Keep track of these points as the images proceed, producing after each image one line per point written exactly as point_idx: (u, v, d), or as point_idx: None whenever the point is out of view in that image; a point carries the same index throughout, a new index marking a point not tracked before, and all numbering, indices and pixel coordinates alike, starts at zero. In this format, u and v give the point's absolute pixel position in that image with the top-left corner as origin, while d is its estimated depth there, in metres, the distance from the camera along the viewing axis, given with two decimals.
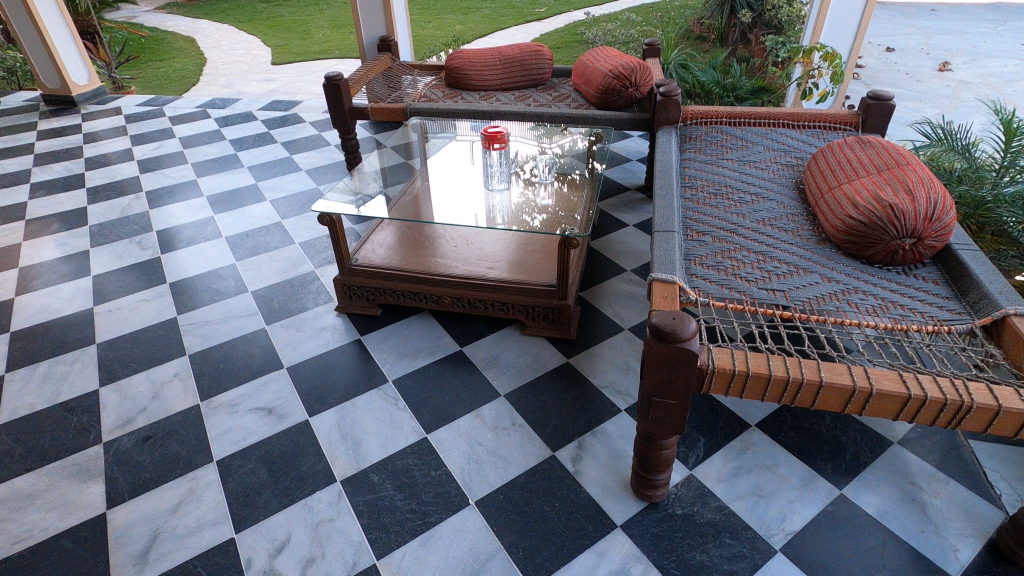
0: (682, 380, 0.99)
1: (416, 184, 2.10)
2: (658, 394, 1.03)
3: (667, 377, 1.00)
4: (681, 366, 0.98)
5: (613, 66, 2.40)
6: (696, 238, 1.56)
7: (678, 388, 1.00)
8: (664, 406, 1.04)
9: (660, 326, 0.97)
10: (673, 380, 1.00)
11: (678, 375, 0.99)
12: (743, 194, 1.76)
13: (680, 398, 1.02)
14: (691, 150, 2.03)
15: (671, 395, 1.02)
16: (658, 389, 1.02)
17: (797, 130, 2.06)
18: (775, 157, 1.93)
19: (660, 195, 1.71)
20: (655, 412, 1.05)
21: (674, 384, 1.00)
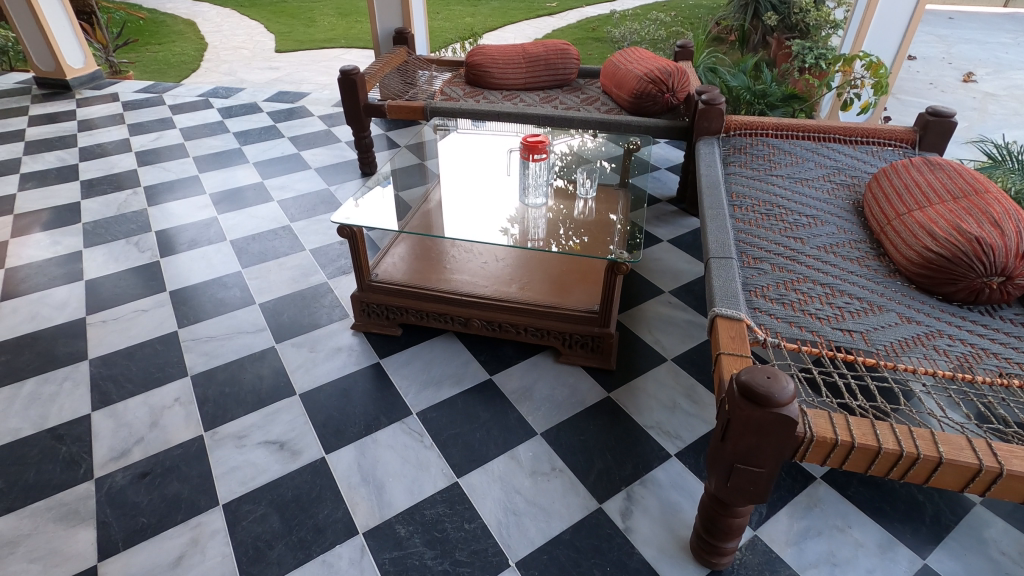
0: (773, 448, 0.86)
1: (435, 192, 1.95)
2: (740, 460, 0.89)
3: (755, 443, 0.86)
4: (776, 433, 0.84)
5: (648, 69, 2.26)
6: (754, 265, 1.42)
7: (767, 456, 0.87)
8: (745, 474, 0.90)
9: (754, 385, 0.83)
10: (763, 446, 0.86)
11: (770, 442, 0.85)
12: (798, 216, 1.62)
13: (767, 466, 0.89)
14: (735, 164, 1.89)
15: (757, 461, 0.88)
16: (741, 454, 0.89)
17: (849, 146, 1.92)
18: (829, 175, 1.80)
19: (710, 215, 1.57)
20: (734, 479, 0.92)
21: (763, 452, 0.87)
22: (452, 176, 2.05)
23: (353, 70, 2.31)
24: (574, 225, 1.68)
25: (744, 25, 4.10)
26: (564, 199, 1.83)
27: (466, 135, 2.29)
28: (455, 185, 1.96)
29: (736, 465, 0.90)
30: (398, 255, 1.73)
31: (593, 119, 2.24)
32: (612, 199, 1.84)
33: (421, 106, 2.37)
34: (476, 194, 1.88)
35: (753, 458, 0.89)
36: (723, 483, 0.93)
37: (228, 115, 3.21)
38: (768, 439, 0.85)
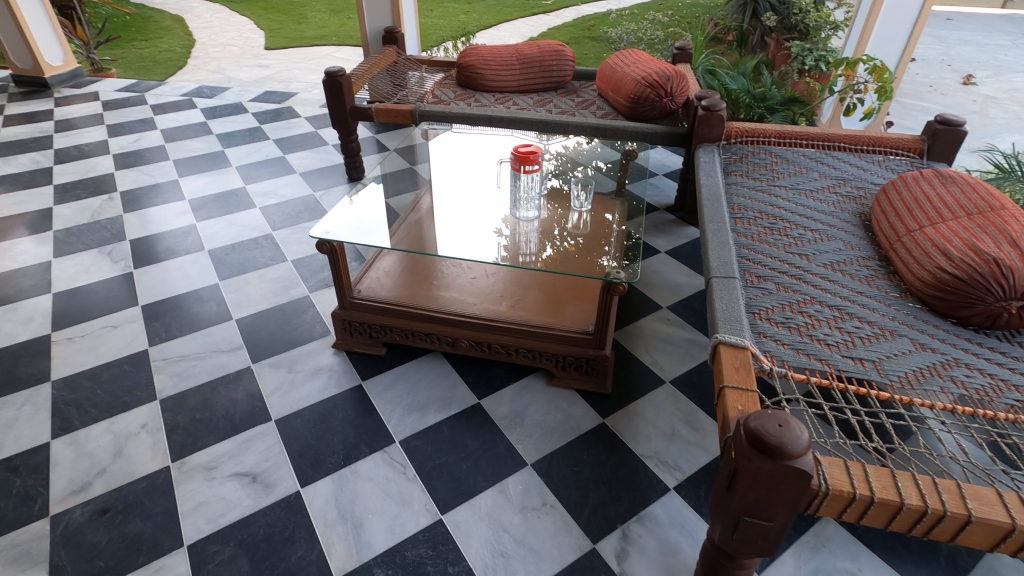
0: (785, 501, 0.78)
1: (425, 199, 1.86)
2: (748, 512, 0.81)
3: (764, 496, 0.78)
4: (789, 486, 0.76)
5: (646, 73, 2.17)
6: (758, 284, 1.34)
7: (779, 510, 0.79)
8: (753, 526, 0.83)
9: (764, 434, 0.75)
10: (773, 499, 0.78)
11: (781, 495, 0.78)
12: (803, 230, 1.54)
13: (777, 519, 0.81)
14: (736, 174, 1.81)
15: (767, 514, 0.81)
16: (749, 507, 0.81)
17: (855, 155, 1.85)
18: (834, 186, 1.72)
19: (712, 229, 1.49)
20: (740, 531, 0.84)
21: (773, 505, 0.79)
22: (443, 183, 1.96)
23: (338, 71, 2.21)
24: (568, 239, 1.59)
25: (743, 25, 4.01)
26: (558, 210, 1.74)
27: (457, 139, 2.20)
28: (445, 193, 1.87)
29: (742, 517, 0.82)
30: (382, 269, 1.64)
31: (589, 124, 2.15)
32: (609, 209, 1.76)
33: (409, 109, 2.27)
34: (466, 204, 1.79)
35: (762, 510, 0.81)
36: (728, 535, 0.85)
37: (212, 116, 3.10)
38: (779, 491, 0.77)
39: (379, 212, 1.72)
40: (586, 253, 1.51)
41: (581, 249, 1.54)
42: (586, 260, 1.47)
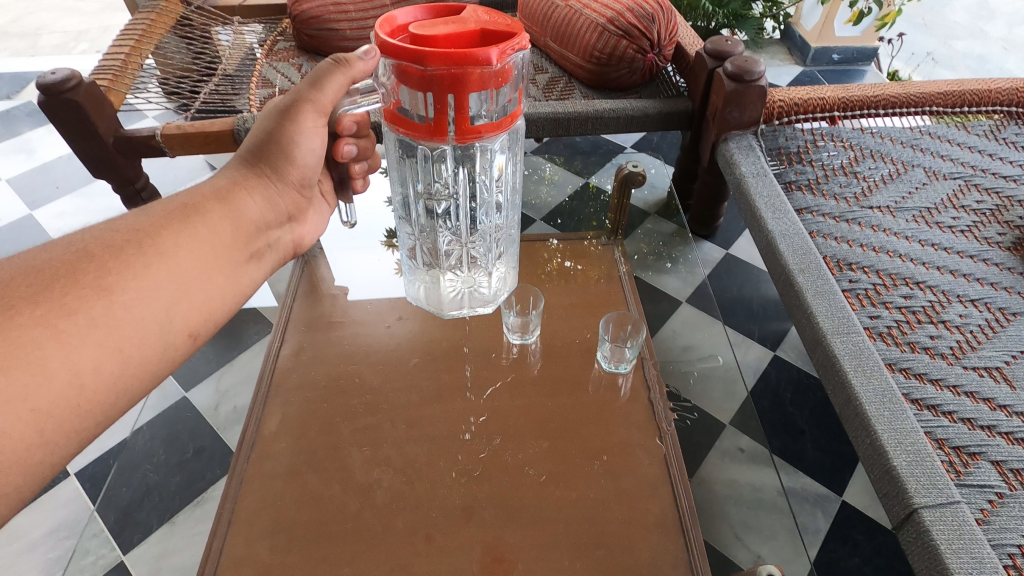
0: (183, 246, 0.58)
1: (330, 320, 1.11)
2: (219, 321, 0.62)
3: (171, 208, 0.60)
4: (284, 191, 0.72)
5: (614, 11, 1.35)
6: (975, 479, 0.74)
7: (184, 293, 0.57)
8: (178, 346, 0.57)
9: (347, 141, 0.77)
10: (185, 233, 0.59)
11: (257, 209, 0.68)
12: (961, 310, 0.94)
13: (154, 301, 0.55)
14: (804, 187, 1.13)
15: (157, 282, 0.55)
16: (110, 283, 0.52)
17: (956, 126, 1.23)
18: (956, 195, 1.11)
19: (844, 355, 0.84)
20: (78, 345, 0.49)
21: (191, 236, 0.60)
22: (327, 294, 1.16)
23: (65, 81, 1.17)
24: (580, 411, 0.95)
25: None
26: (556, 348, 1.04)
27: None
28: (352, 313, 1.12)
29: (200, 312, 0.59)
30: (298, 366, 1.03)
31: (541, 114, 1.30)
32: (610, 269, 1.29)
33: (224, 129, 1.27)
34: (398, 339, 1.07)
35: (65, 275, 0.50)
36: (113, 309, 0.51)
37: None
38: (253, 201, 0.68)
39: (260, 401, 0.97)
40: (622, 448, 0.90)
41: (607, 440, 0.91)
42: (631, 482, 0.86)
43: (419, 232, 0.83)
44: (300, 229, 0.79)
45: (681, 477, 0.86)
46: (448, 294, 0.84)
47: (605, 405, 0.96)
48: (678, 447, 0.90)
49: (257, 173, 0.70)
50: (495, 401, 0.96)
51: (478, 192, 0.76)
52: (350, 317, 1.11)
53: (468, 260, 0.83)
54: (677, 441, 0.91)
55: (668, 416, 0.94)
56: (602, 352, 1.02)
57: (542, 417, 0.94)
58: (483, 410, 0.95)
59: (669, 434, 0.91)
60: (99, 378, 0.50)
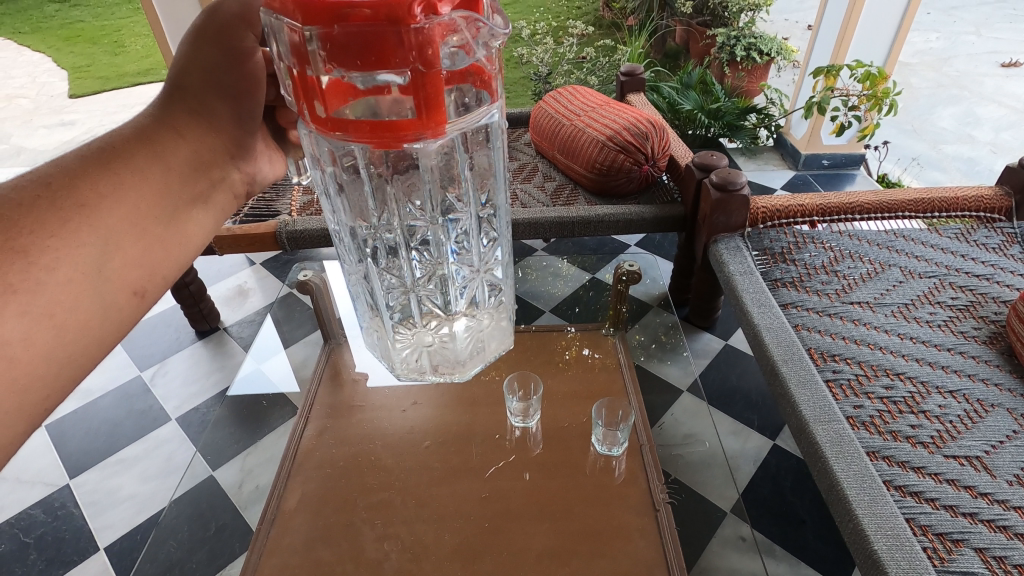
0: (117, 190, 0.44)
1: (350, 400, 1.21)
2: (168, 279, 0.49)
3: (87, 153, 0.45)
4: (215, 137, 0.50)
5: (612, 130, 1.54)
6: (958, 566, 0.77)
7: (117, 247, 0.44)
8: (120, 305, 0.45)
9: None
10: (113, 181, 0.44)
11: (189, 149, 0.49)
12: (940, 400, 1.00)
13: (80, 262, 0.42)
14: (788, 284, 1.23)
15: (90, 239, 0.42)
16: (26, 243, 0.39)
17: (928, 230, 1.35)
18: (931, 292, 1.20)
19: (826, 443, 0.90)
20: (5, 318, 0.37)
21: (123, 191, 0.45)
22: (347, 379, 1.27)
23: None
24: (579, 493, 1.00)
25: (648, 19, 2.54)
26: (559, 432, 1.11)
27: None
28: (369, 392, 1.22)
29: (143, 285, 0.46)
30: (321, 446, 1.11)
31: (548, 218, 1.45)
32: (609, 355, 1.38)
33: (269, 231, 1.45)
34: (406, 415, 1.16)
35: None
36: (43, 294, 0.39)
37: None
38: (183, 142, 0.49)
39: (281, 476, 1.05)
40: (620, 532, 0.94)
41: (605, 523, 0.96)
42: (628, 565, 0.90)
43: (372, 274, 0.52)
44: (260, 171, 0.56)
45: (677, 560, 0.89)
46: (414, 362, 0.54)
47: (603, 488, 1.01)
48: (674, 531, 0.93)
49: (180, 109, 0.48)
50: (500, 482, 1.02)
51: (455, 194, 0.47)
52: (367, 397, 1.21)
53: (434, 308, 0.53)
54: (673, 524, 0.95)
55: (663, 500, 0.98)
56: (596, 435, 1.09)
57: (543, 499, 0.99)
58: (491, 492, 1.01)
59: (666, 518, 0.95)
60: (33, 367, 0.39)
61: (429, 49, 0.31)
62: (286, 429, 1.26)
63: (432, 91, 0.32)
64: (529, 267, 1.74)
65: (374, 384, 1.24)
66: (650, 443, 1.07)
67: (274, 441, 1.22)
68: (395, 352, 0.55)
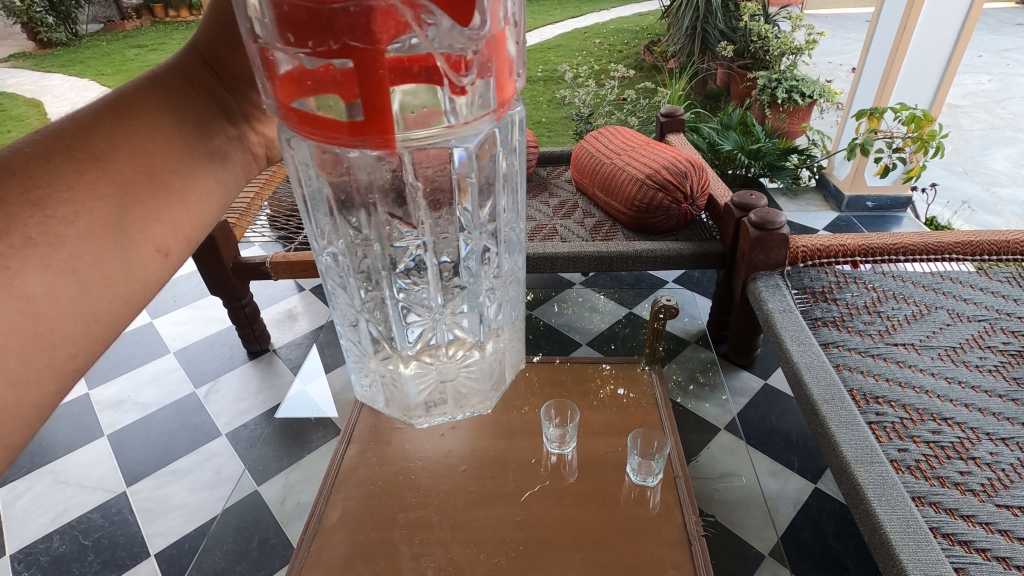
0: (123, 144, 0.41)
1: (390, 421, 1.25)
2: (193, 244, 0.44)
3: (102, 105, 0.42)
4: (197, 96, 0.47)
5: (652, 169, 1.58)
6: None
7: (136, 191, 0.40)
8: (146, 263, 0.40)
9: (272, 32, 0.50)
10: (121, 135, 0.41)
11: (197, 105, 0.47)
12: (992, 447, 0.97)
13: (103, 210, 0.38)
14: (830, 323, 1.22)
15: (103, 194, 0.38)
16: (42, 194, 0.36)
17: (977, 274, 1.33)
18: (981, 336, 1.17)
19: (868, 486, 0.88)
20: (20, 269, 0.33)
21: (139, 141, 0.42)
22: None
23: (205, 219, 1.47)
24: (612, 523, 1.01)
25: (690, 61, 2.64)
26: (594, 463, 1.13)
27: None
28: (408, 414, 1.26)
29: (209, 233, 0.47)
30: (363, 464, 1.14)
31: (587, 252, 1.49)
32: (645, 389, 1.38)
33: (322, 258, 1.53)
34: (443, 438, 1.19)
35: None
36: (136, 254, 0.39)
37: None
38: (190, 99, 0.46)
39: (323, 490, 1.09)
40: (651, 565, 0.94)
41: (635, 555, 0.96)
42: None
43: (365, 292, 0.42)
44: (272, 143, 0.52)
45: None
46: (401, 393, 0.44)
47: (636, 521, 1.02)
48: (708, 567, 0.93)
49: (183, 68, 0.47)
50: (534, 508, 1.04)
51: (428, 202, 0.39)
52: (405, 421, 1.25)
53: (430, 331, 0.44)
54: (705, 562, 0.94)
55: (697, 536, 0.97)
56: (631, 465, 1.09)
57: (573, 526, 1.01)
58: (526, 518, 1.02)
59: (699, 553, 0.95)
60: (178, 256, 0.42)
61: (382, 38, 0.25)
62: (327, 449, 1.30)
63: (385, 88, 0.26)
64: (565, 302, 1.77)
65: None
66: (686, 478, 1.07)
67: (317, 460, 1.25)
68: (376, 390, 0.45)
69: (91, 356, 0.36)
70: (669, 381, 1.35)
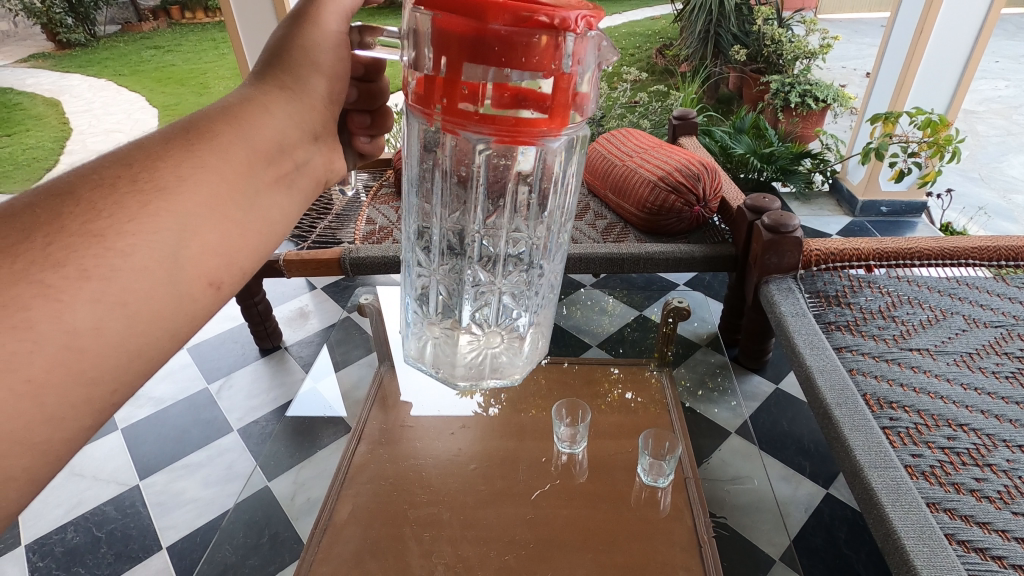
0: (186, 176, 0.37)
1: (400, 419, 1.26)
2: (247, 272, 0.42)
3: (171, 132, 0.39)
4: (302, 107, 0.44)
5: (664, 171, 1.58)
6: None
7: (198, 215, 0.37)
8: (194, 296, 0.37)
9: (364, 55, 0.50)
10: (188, 164, 0.38)
11: (276, 127, 0.43)
12: (1008, 454, 0.95)
13: (159, 243, 0.35)
14: (843, 327, 1.21)
15: (161, 228, 0.35)
16: (101, 227, 0.33)
17: (994, 280, 1.31)
18: (998, 341, 1.16)
19: (883, 493, 0.88)
20: (69, 302, 0.31)
21: (206, 172, 0.38)
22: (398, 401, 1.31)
23: None
24: (621, 523, 1.01)
25: (703, 66, 2.44)
26: (603, 464, 1.12)
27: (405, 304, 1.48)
28: (417, 413, 1.27)
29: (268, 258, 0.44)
30: (373, 462, 1.15)
31: (598, 254, 1.48)
32: None
33: (335, 257, 1.54)
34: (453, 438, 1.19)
35: (25, 221, 0.32)
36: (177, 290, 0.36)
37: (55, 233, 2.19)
38: (269, 119, 0.42)
39: (333, 487, 1.10)
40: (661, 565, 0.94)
41: (644, 555, 0.96)
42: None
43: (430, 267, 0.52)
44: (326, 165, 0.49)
45: None
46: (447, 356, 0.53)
47: (646, 522, 1.02)
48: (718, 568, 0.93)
49: (270, 82, 0.43)
50: (544, 507, 1.04)
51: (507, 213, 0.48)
52: (415, 420, 1.25)
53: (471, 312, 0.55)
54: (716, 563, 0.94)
55: (708, 537, 0.97)
56: (643, 465, 1.10)
57: (583, 525, 1.01)
58: (535, 517, 1.02)
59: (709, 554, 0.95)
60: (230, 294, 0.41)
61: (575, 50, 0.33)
62: (338, 446, 1.30)
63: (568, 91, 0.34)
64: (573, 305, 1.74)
65: (420, 407, 1.29)
66: (697, 480, 1.07)
67: (327, 457, 1.26)
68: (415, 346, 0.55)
69: (129, 390, 0.35)
70: (680, 386, 1.34)
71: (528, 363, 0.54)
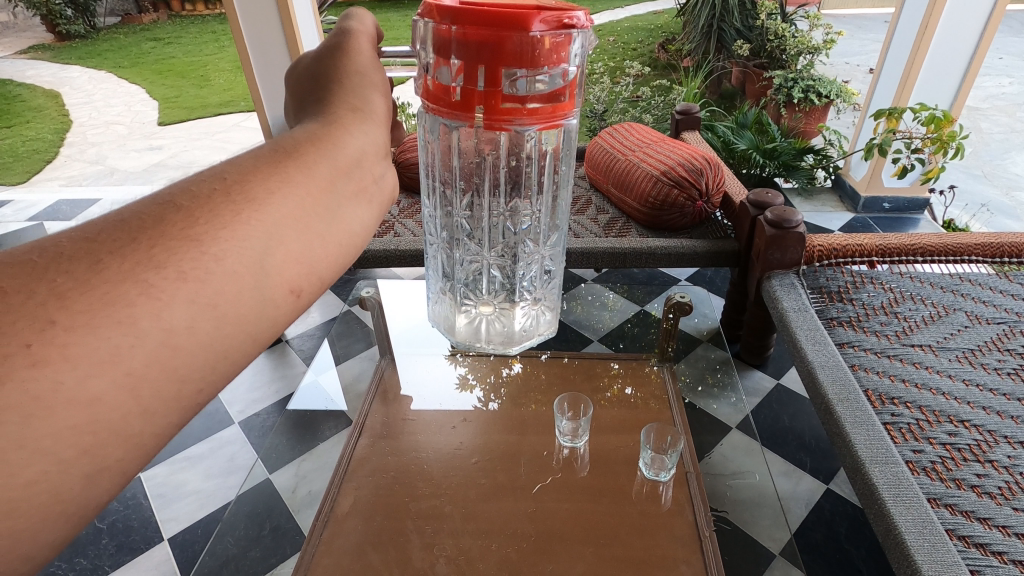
0: (275, 190, 0.34)
1: (403, 412, 1.26)
2: (325, 282, 0.38)
3: (260, 152, 0.36)
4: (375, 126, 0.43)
5: (666, 167, 1.58)
6: None
7: (282, 228, 0.34)
8: (277, 303, 0.34)
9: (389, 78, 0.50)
10: (277, 177, 0.35)
11: (356, 144, 0.40)
12: (1009, 450, 0.95)
13: (246, 255, 0.32)
14: (845, 323, 1.21)
15: (253, 234, 0.32)
16: (199, 232, 0.30)
17: (996, 277, 1.31)
18: (1000, 338, 1.16)
19: (885, 489, 0.88)
20: (169, 301, 0.28)
21: (292, 187, 0.35)
22: (399, 394, 1.32)
23: None
24: (622, 516, 1.01)
25: (705, 61, 2.49)
26: (604, 458, 1.13)
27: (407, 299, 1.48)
28: (419, 406, 1.27)
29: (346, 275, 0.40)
30: (375, 455, 1.15)
31: (600, 249, 1.48)
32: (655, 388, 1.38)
33: None
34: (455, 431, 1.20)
35: (129, 228, 0.29)
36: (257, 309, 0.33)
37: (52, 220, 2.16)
38: (351, 136, 0.40)
39: (335, 479, 1.10)
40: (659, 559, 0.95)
41: (644, 548, 0.96)
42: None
43: (448, 233, 0.52)
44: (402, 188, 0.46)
45: None
46: (488, 334, 0.52)
47: (647, 516, 1.02)
48: (719, 565, 0.93)
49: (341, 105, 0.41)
50: (546, 501, 1.04)
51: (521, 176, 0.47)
52: (417, 413, 1.25)
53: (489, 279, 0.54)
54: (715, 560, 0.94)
55: (709, 534, 0.97)
56: (644, 460, 1.10)
57: (583, 517, 1.01)
58: (538, 511, 1.02)
59: (709, 551, 0.95)
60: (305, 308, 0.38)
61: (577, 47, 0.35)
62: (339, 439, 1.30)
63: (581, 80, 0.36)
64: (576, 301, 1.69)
65: (421, 400, 1.29)
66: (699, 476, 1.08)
67: (329, 449, 1.26)
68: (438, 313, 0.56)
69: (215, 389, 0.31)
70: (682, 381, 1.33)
71: (544, 330, 0.54)
